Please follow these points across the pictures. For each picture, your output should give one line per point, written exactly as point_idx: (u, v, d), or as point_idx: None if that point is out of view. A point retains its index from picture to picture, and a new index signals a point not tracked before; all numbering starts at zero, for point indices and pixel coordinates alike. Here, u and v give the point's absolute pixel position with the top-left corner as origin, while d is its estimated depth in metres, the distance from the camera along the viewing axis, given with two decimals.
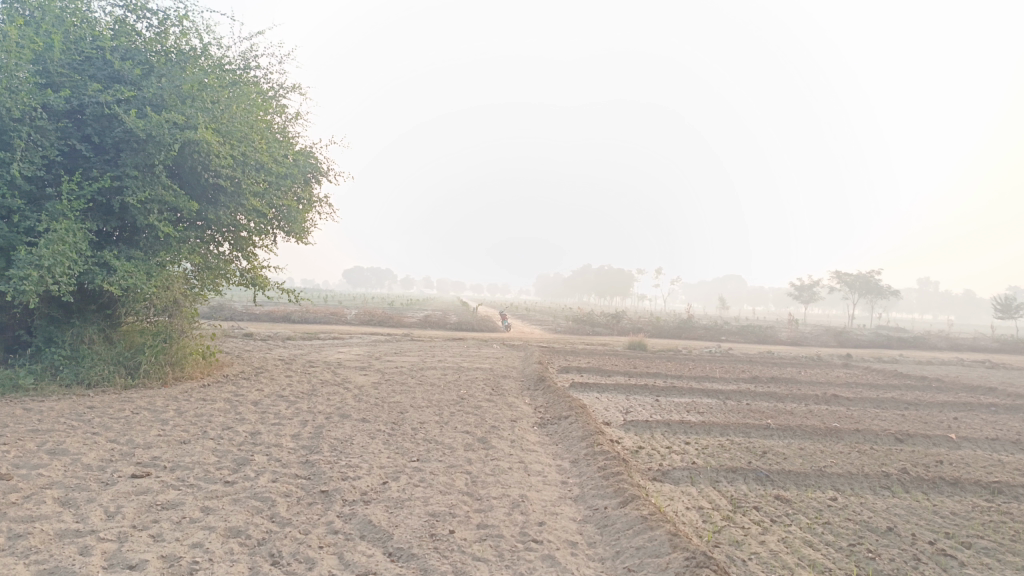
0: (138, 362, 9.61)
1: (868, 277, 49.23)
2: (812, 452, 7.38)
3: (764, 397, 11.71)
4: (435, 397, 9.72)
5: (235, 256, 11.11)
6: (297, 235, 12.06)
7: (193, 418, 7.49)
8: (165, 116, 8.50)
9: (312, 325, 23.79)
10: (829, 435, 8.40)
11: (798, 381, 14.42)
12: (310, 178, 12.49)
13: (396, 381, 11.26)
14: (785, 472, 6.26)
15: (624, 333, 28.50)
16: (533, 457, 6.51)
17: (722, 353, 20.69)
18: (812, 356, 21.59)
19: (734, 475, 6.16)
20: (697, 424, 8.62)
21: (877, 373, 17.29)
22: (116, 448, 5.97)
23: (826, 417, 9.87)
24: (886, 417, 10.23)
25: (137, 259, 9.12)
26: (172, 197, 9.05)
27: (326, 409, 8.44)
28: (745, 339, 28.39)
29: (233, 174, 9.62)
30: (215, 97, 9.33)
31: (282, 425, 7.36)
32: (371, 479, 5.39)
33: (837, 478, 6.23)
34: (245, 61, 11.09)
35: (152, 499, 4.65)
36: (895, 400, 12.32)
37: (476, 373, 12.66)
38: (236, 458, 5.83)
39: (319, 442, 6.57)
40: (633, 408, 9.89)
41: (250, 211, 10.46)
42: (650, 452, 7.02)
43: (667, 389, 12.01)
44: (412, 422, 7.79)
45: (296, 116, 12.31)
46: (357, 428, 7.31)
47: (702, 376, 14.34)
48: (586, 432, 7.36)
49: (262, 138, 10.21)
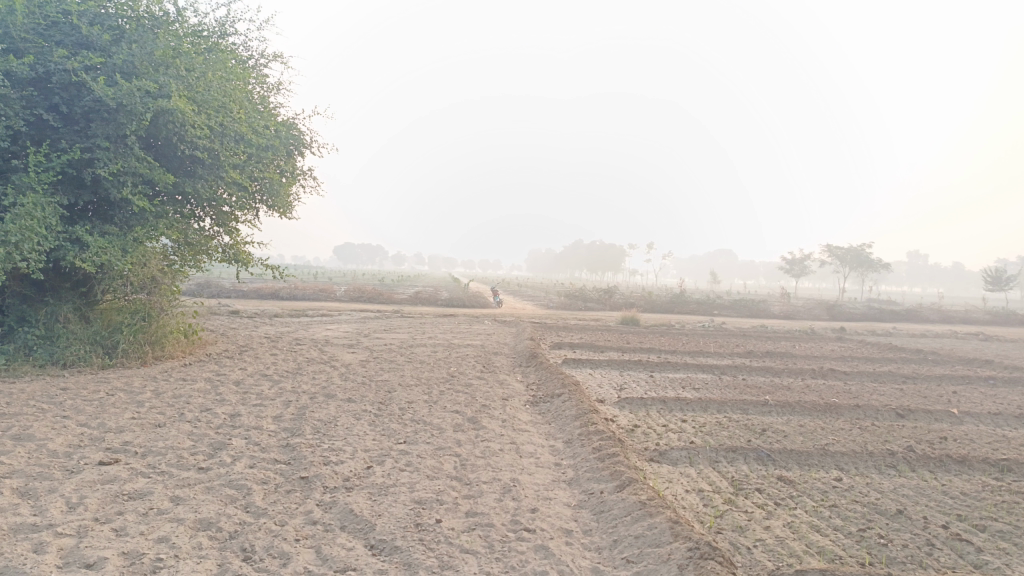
0: (116, 341, 9.28)
1: (860, 250, 49.11)
2: (813, 429, 7.15)
3: (760, 372, 11.50)
4: (424, 375, 9.45)
5: (216, 231, 10.75)
6: (280, 209, 11.70)
7: (170, 400, 7.18)
8: (137, 84, 8.10)
9: (300, 302, 23.47)
10: (829, 411, 8.18)
11: (793, 356, 14.21)
12: (293, 150, 12.08)
13: (385, 358, 10.97)
14: (787, 451, 6.02)
15: (617, 308, 28.24)
16: (525, 438, 6.24)
17: (716, 327, 20.47)
18: (806, 329, 21.43)
19: (734, 455, 5.91)
20: (693, 400, 8.38)
21: (872, 346, 17.14)
22: (85, 433, 5.66)
23: (824, 392, 9.67)
24: (885, 391, 10.03)
25: (112, 235, 8.76)
26: (147, 169, 8.65)
27: (311, 389, 8.14)
28: (738, 313, 28.24)
29: (211, 145, 9.24)
30: (190, 65, 8.92)
31: (263, 406, 7.06)
32: (354, 464, 5.11)
33: (841, 457, 5.99)
34: (222, 27, 10.62)
35: (117, 489, 4.36)
36: (892, 374, 12.13)
37: (467, 349, 12.39)
38: (212, 443, 5.54)
39: (302, 424, 6.28)
40: (627, 385, 9.64)
41: (230, 184, 10.07)
42: (646, 431, 6.77)
43: (662, 365, 11.78)
44: (400, 402, 7.51)
45: (277, 85, 11.87)
46: (342, 408, 7.03)
47: (696, 351, 14.13)
48: (580, 410, 7.10)
49: (240, 108, 9.80)
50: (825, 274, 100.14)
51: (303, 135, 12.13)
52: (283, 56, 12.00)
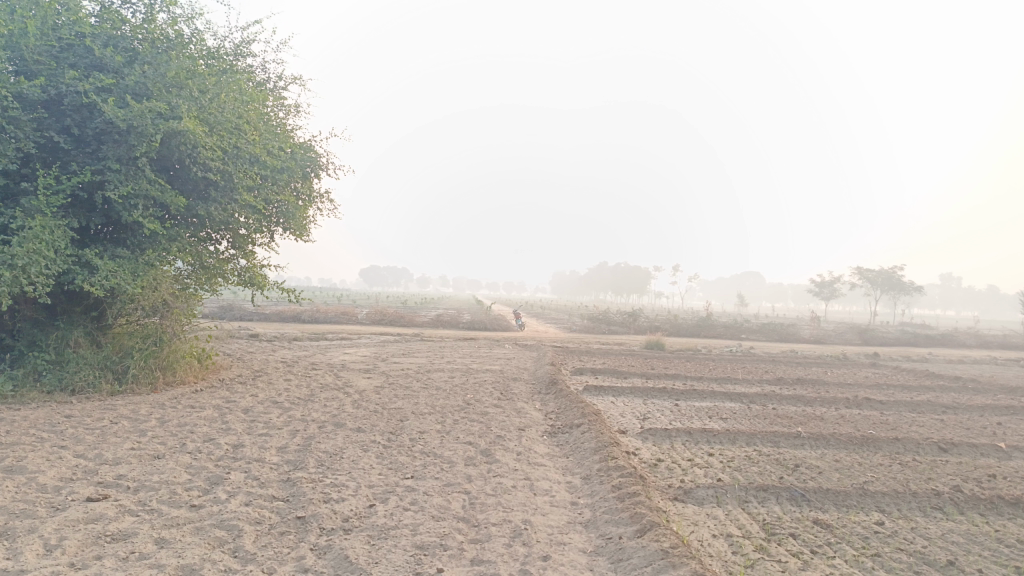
0: (126, 366, 9.12)
1: (891, 272, 48.03)
2: (849, 465, 6.68)
3: (791, 400, 10.99)
4: (439, 402, 9.12)
5: (232, 254, 10.60)
6: (297, 232, 11.54)
7: (174, 429, 6.93)
8: (148, 105, 7.99)
9: (322, 325, 23.35)
10: (866, 445, 7.69)
11: (825, 383, 13.63)
12: (310, 172, 11.94)
13: (400, 384, 10.68)
14: (822, 491, 5.59)
15: (642, 332, 27.71)
16: (541, 473, 5.88)
17: (744, 353, 19.90)
18: (836, 355, 20.76)
19: (765, 494, 5.49)
20: (721, 432, 7.94)
21: (907, 373, 16.48)
22: (79, 466, 5.41)
23: (860, 423, 9.17)
24: (924, 423, 9.48)
25: (123, 258, 8.62)
26: (158, 191, 8.52)
27: (321, 417, 7.86)
28: (766, 338, 27.50)
29: (223, 167, 9.09)
30: (204, 86, 8.81)
31: (269, 436, 6.79)
32: (355, 502, 4.79)
33: (882, 497, 5.54)
34: (239, 49, 10.55)
35: (100, 529, 4.08)
36: (931, 403, 11.53)
37: (485, 375, 12.05)
38: (209, 477, 5.25)
39: (306, 456, 5.99)
40: (650, 415, 9.21)
41: (245, 207, 9.92)
42: (670, 466, 6.37)
43: (687, 393, 11.34)
44: (411, 432, 7.18)
45: (296, 108, 11.80)
46: (350, 439, 6.72)
47: (723, 378, 13.62)
48: (600, 443, 6.72)
49: (255, 130, 9.69)
50: (854, 297, 98.33)
51: (320, 156, 11.98)
52: (301, 78, 11.93)
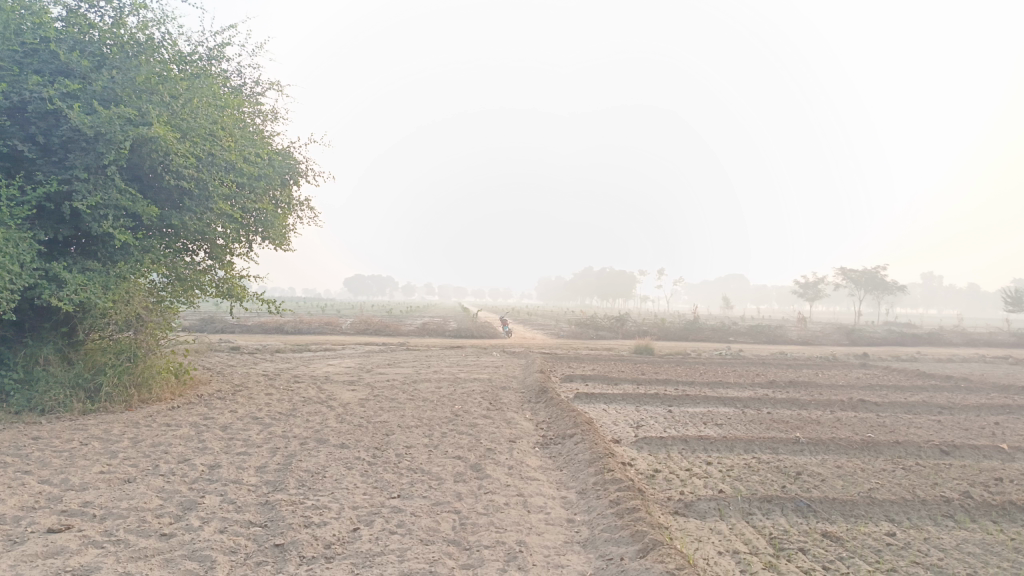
0: (98, 383, 8.76)
1: (874, 272, 48.25)
2: (852, 472, 6.46)
3: (786, 404, 10.78)
4: (426, 414, 8.82)
5: (210, 265, 10.28)
6: (276, 242, 11.22)
7: (148, 450, 6.58)
8: (116, 111, 7.67)
9: (306, 336, 22.97)
10: (867, 449, 7.47)
11: (818, 385, 13.44)
12: (290, 179, 11.62)
13: (386, 396, 10.37)
14: (828, 500, 5.35)
15: (630, 337, 27.49)
16: (534, 488, 5.61)
17: (734, 356, 19.70)
18: (826, 356, 20.61)
19: (770, 505, 5.25)
20: (717, 439, 7.70)
21: (898, 373, 16.35)
22: (43, 492, 5.07)
23: (857, 426, 8.98)
24: (922, 425, 9.30)
25: (94, 271, 8.28)
26: (130, 201, 8.18)
27: (304, 433, 7.54)
28: (754, 340, 27.38)
29: (198, 174, 8.76)
30: (176, 91, 8.50)
31: (248, 455, 6.47)
32: (338, 526, 4.50)
33: (890, 506, 5.31)
34: (213, 54, 10.25)
35: (60, 564, 3.74)
36: (926, 404, 11.36)
37: (473, 385, 11.76)
38: (181, 502, 4.93)
39: (287, 476, 5.68)
40: (644, 423, 8.95)
41: (221, 216, 9.60)
42: (669, 477, 6.13)
43: (680, 398, 11.10)
44: (398, 447, 6.89)
45: (274, 114, 11.50)
46: (333, 456, 6.41)
47: (714, 382, 13.41)
48: (595, 454, 6.46)
49: (230, 136, 9.38)
50: (838, 298, 98.92)
51: (299, 163, 11.68)
52: (279, 83, 11.65)
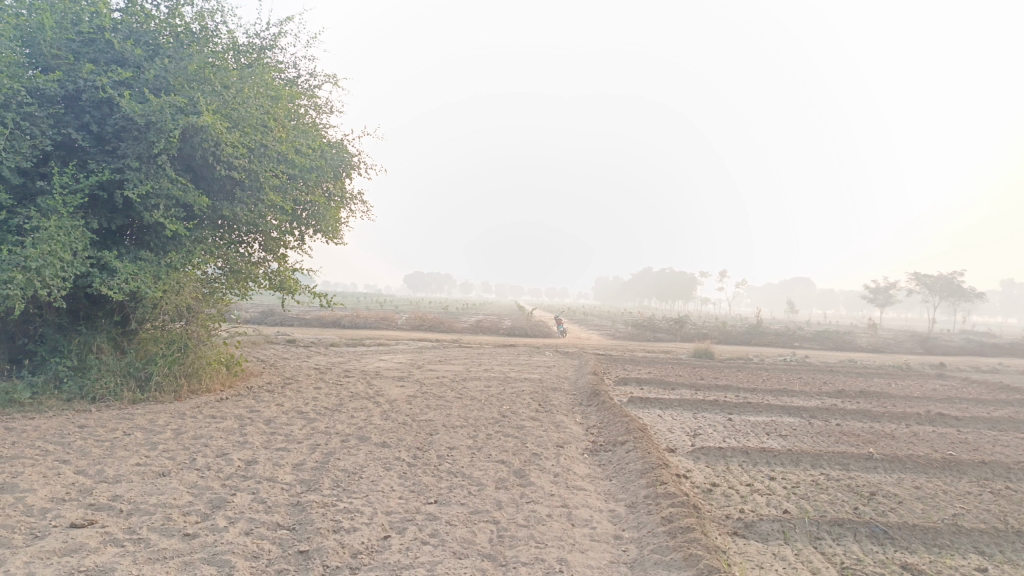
0: (149, 373, 8.79)
1: (951, 278, 45.85)
2: (933, 494, 5.86)
3: (856, 416, 10.09)
4: (473, 414, 8.53)
5: (263, 257, 10.24)
6: (328, 235, 11.11)
7: (188, 442, 6.48)
8: (167, 100, 7.62)
9: (361, 330, 23.08)
10: (948, 469, 6.82)
11: (891, 396, 12.61)
12: (343, 172, 11.51)
13: (434, 394, 10.14)
14: (908, 527, 4.81)
15: (689, 340, 26.70)
16: (580, 499, 5.23)
17: (799, 362, 18.82)
18: (900, 365, 19.49)
19: (840, 530, 4.75)
20: (781, 452, 7.17)
21: (979, 385, 15.28)
22: (76, 484, 4.96)
23: (937, 442, 8.28)
24: (1010, 443, 8.53)
25: (145, 261, 8.29)
26: (180, 191, 8.15)
27: (346, 430, 7.35)
28: (820, 347, 26.22)
29: (249, 165, 8.68)
30: (228, 80, 8.43)
31: (287, 451, 6.29)
32: (368, 533, 4.23)
33: (979, 535, 4.74)
34: (268, 44, 10.19)
35: (74, 563, 3.56)
36: (1013, 420, 10.47)
37: (524, 385, 11.43)
38: (210, 500, 4.75)
39: (322, 475, 5.46)
40: (702, 431, 8.46)
41: (272, 207, 9.52)
42: (727, 493, 5.67)
43: (741, 406, 10.52)
44: (440, 448, 6.61)
45: (328, 106, 11.41)
46: (373, 456, 6.18)
47: (778, 390, 12.73)
48: (647, 464, 6.04)
49: (282, 127, 9.28)
50: (911, 304, 94.77)
51: (352, 156, 11.55)
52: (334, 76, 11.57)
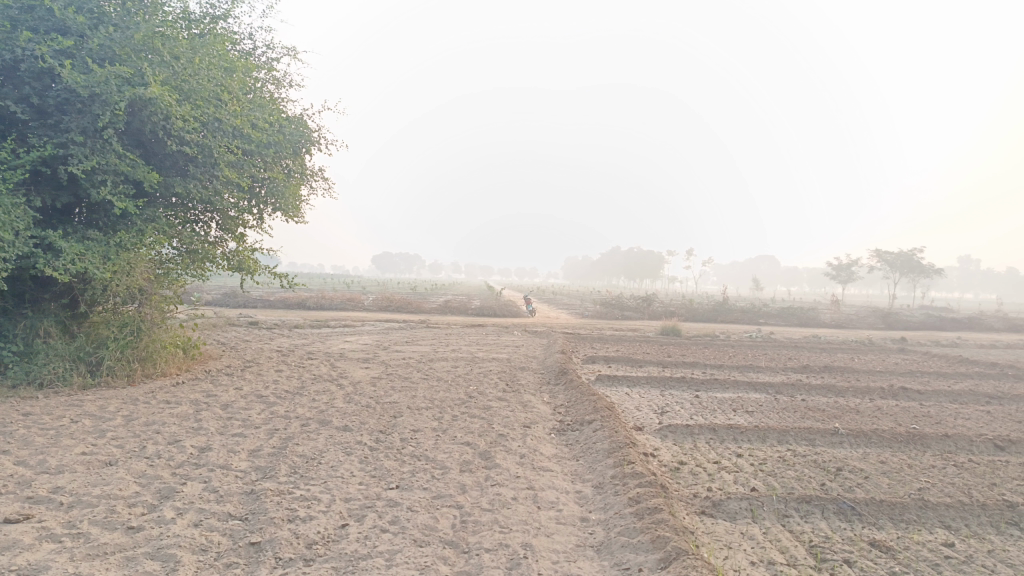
0: (100, 358, 8.45)
1: (911, 254, 46.74)
2: (899, 469, 5.86)
3: (821, 391, 10.14)
4: (438, 395, 8.36)
5: (220, 237, 9.89)
6: (288, 213, 10.78)
7: (138, 429, 6.20)
8: (111, 70, 7.22)
9: (326, 312, 22.72)
10: (913, 443, 6.85)
11: (855, 371, 12.73)
12: (303, 148, 11.15)
13: (399, 375, 9.95)
14: (875, 502, 4.77)
15: (656, 318, 26.81)
16: (546, 481, 5.11)
17: (765, 339, 18.99)
18: (863, 340, 19.79)
19: (808, 507, 4.70)
20: (749, 429, 7.14)
21: (938, 359, 15.56)
22: (14, 476, 4.69)
23: (900, 416, 8.34)
24: (970, 416, 8.63)
25: (93, 241, 7.92)
26: (129, 167, 7.78)
27: (307, 413, 7.13)
28: (785, 323, 26.55)
29: (201, 140, 8.34)
30: (178, 51, 8.02)
31: (243, 437, 6.06)
32: (325, 521, 4.05)
33: (946, 510, 4.72)
34: (222, 14, 9.74)
35: (6, 562, 3.33)
36: (973, 393, 10.63)
37: (491, 364, 11.29)
38: (159, 490, 4.53)
39: (279, 461, 5.26)
40: (669, 408, 8.40)
41: (228, 185, 9.16)
42: (695, 471, 5.60)
43: (708, 382, 10.51)
44: (403, 431, 6.44)
45: (287, 79, 11.00)
46: (333, 440, 5.98)
47: (744, 366, 12.77)
48: (614, 443, 5.94)
49: (236, 101, 8.89)
50: (872, 280, 96.71)
51: (312, 132, 11.19)
52: (293, 48, 11.15)
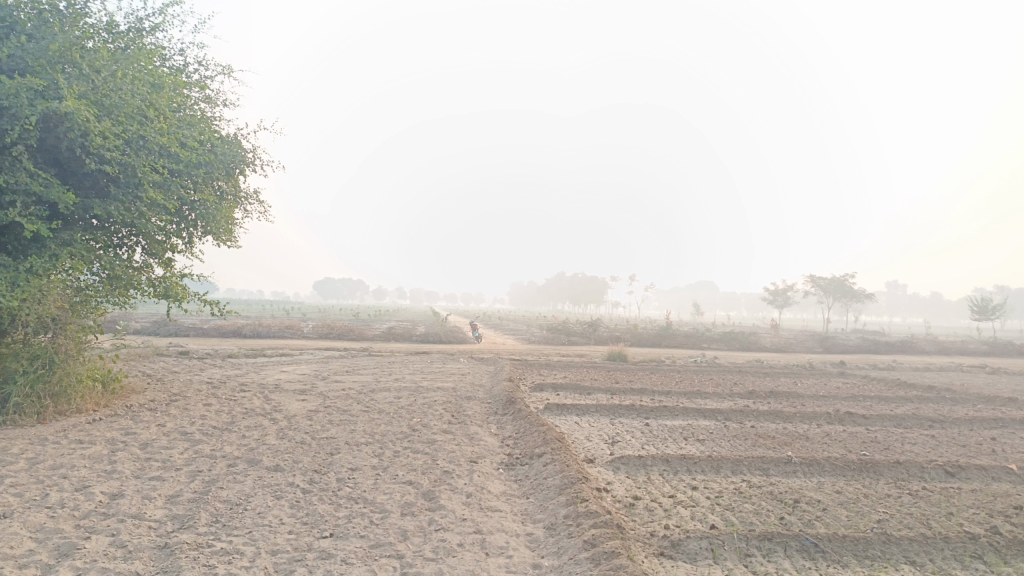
0: (6, 393, 7.73)
1: (844, 280, 48.20)
2: (856, 499, 5.71)
3: (770, 417, 10.06)
4: (379, 429, 7.93)
5: (145, 262, 9.27)
6: (220, 237, 10.23)
7: (42, 474, 5.59)
8: (21, 81, 6.64)
9: (264, 340, 21.87)
10: (866, 471, 6.74)
11: (800, 396, 12.77)
12: (236, 170, 10.64)
13: (338, 407, 9.45)
14: (839, 538, 4.58)
15: (602, 344, 26.76)
16: (494, 523, 4.75)
17: (709, 363, 19.08)
18: (803, 364, 20.06)
19: (770, 544, 4.47)
20: (702, 459, 6.93)
21: (877, 382, 15.81)
22: None
23: (849, 442, 8.29)
24: (916, 440, 8.64)
25: (1, 265, 7.26)
26: (41, 187, 7.17)
27: (235, 452, 6.61)
28: (728, 348, 26.86)
29: (124, 159, 7.81)
30: (98, 63, 7.48)
31: (162, 480, 5.53)
32: None
33: (910, 544, 4.56)
34: (150, 27, 9.23)
35: None
36: (916, 416, 10.71)
37: (436, 394, 10.87)
38: (57, 547, 4.00)
39: (199, 509, 4.76)
40: (620, 438, 8.14)
41: (153, 207, 8.60)
42: (651, 507, 5.33)
43: (657, 410, 10.32)
44: (340, 470, 6.00)
45: (220, 98, 10.52)
46: (262, 483, 5.50)
47: (692, 392, 12.66)
48: (566, 479, 5.63)
49: (164, 117, 8.36)
50: (807, 305, 99.67)
51: (246, 152, 10.70)
52: (227, 67, 10.69)
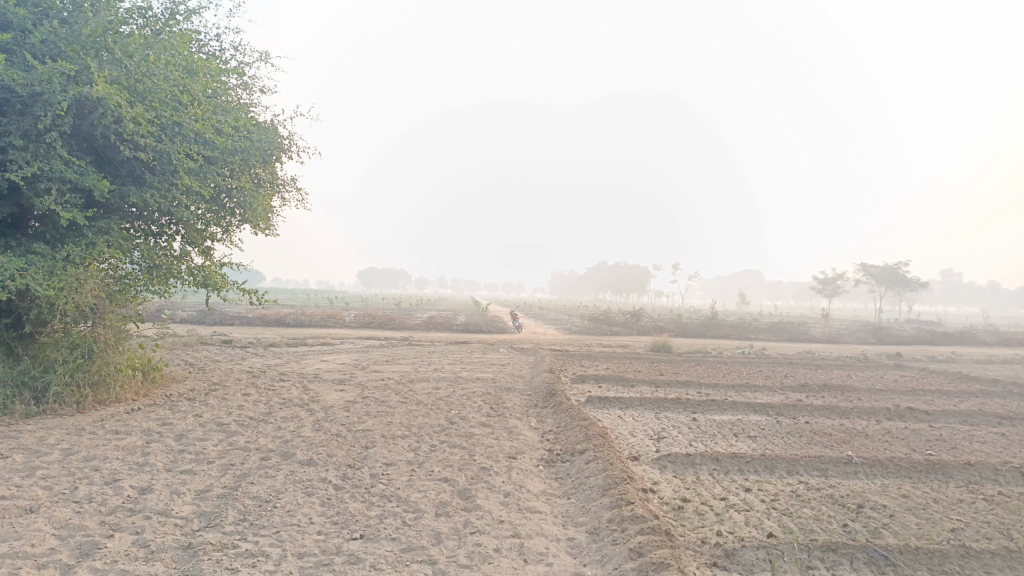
0: (46, 383, 7.73)
1: (898, 268, 46.54)
2: (924, 504, 5.28)
3: (824, 412, 9.56)
4: (416, 422, 7.71)
5: (185, 251, 9.22)
6: (257, 225, 10.14)
7: (74, 466, 5.50)
8: (54, 67, 6.55)
9: (306, 329, 21.99)
10: (933, 473, 6.27)
11: (855, 390, 12.17)
12: (274, 157, 10.53)
13: (375, 398, 9.29)
14: (911, 550, 4.17)
15: (645, 334, 26.26)
16: (534, 527, 4.47)
17: (757, 354, 18.49)
18: (857, 355, 19.30)
19: (835, 556, 4.09)
20: (755, 457, 6.54)
21: (937, 375, 15.05)
22: None
23: (912, 440, 7.78)
24: (985, 439, 8.08)
25: (39, 254, 7.26)
26: (76, 174, 7.10)
27: (269, 445, 6.46)
28: (776, 338, 26.11)
29: (158, 145, 7.72)
30: (132, 48, 7.36)
31: (193, 474, 5.38)
32: None
33: (991, 558, 4.13)
34: (186, 13, 9.11)
35: None
36: (983, 412, 10.08)
37: (475, 385, 10.62)
38: (79, 546, 3.85)
39: (227, 506, 4.58)
40: (666, 434, 7.78)
41: (189, 194, 8.51)
42: (701, 510, 4.99)
43: (704, 403, 9.90)
44: (374, 465, 5.79)
45: (256, 85, 10.40)
46: (293, 478, 5.31)
47: (740, 385, 12.18)
48: (609, 479, 5.31)
49: (198, 103, 8.24)
50: (857, 293, 96.97)
51: (283, 139, 10.58)
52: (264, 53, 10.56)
